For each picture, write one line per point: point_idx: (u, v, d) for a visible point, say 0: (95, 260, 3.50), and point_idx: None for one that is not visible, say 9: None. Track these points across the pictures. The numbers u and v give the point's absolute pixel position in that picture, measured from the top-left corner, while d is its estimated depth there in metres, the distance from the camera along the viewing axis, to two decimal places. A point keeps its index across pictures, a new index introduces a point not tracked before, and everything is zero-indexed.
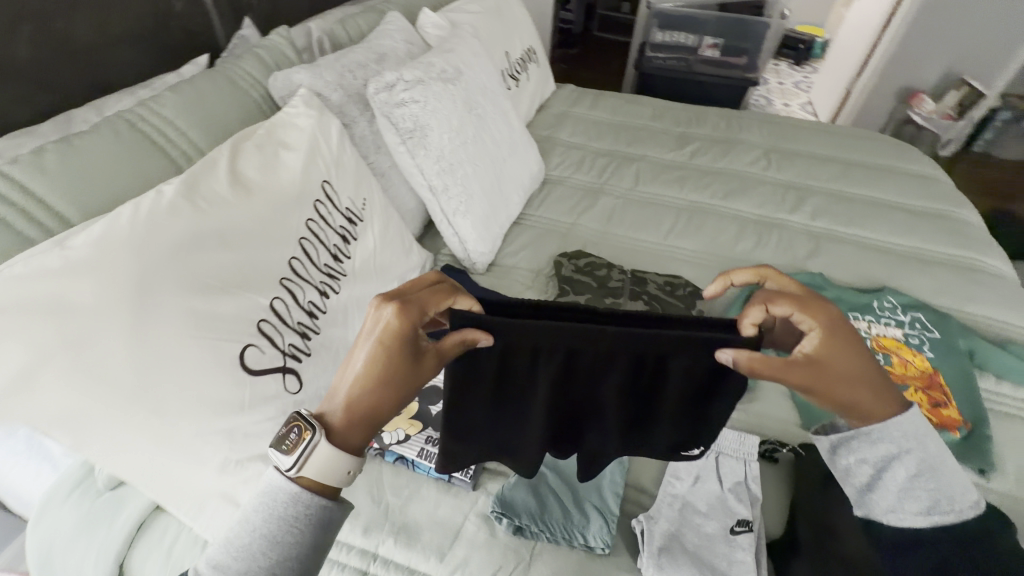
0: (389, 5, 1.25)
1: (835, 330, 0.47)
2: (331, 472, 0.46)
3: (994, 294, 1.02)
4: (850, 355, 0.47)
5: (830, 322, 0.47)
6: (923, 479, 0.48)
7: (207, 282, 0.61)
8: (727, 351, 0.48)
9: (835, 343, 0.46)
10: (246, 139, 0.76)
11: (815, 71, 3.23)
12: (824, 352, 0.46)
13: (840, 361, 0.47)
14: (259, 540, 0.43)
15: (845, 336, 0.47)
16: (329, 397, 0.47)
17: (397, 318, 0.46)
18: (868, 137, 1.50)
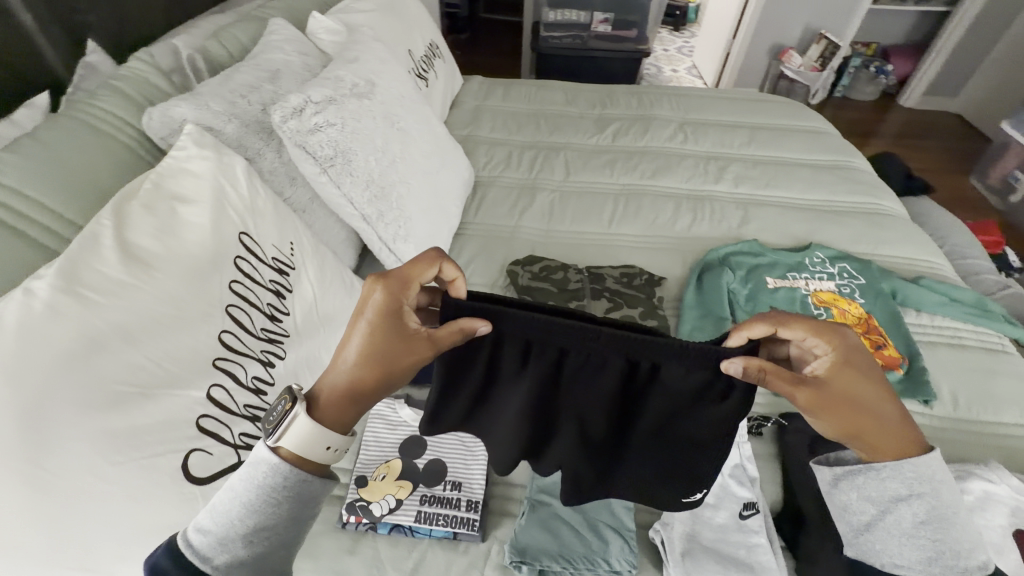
0: (268, 11, 1.10)
1: (845, 357, 0.47)
2: (309, 446, 0.45)
3: (895, 234, 1.14)
4: (860, 385, 0.47)
5: (845, 349, 0.47)
6: (929, 526, 0.49)
7: (121, 390, 0.49)
8: (735, 362, 0.47)
9: (845, 369, 0.47)
10: (131, 198, 0.62)
11: (693, 35, 3.41)
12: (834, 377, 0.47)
13: (848, 387, 0.47)
14: (240, 509, 0.43)
15: (855, 366, 0.47)
16: (321, 380, 0.48)
17: (382, 293, 0.48)
18: (764, 100, 1.60)
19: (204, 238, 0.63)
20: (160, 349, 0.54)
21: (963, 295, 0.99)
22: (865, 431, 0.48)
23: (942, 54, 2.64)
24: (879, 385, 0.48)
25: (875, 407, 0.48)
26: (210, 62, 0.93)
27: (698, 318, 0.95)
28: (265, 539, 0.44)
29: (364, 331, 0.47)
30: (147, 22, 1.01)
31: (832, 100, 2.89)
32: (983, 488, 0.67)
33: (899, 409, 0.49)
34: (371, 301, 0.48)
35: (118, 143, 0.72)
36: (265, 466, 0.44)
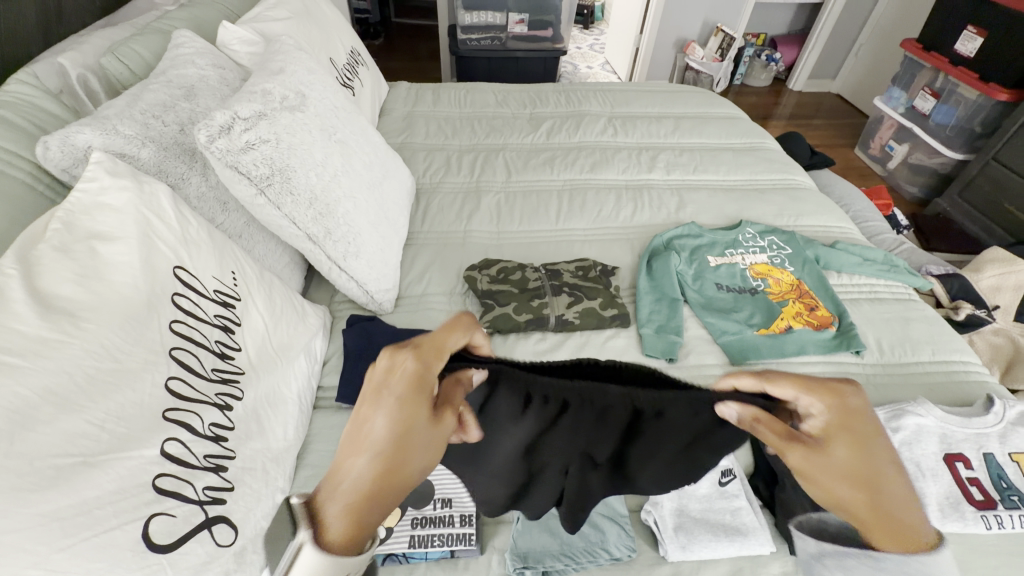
0: (170, 22, 1.00)
1: (844, 416, 0.42)
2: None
3: (810, 205, 1.26)
4: (869, 453, 0.41)
5: (841, 408, 0.43)
6: None
7: (61, 462, 0.42)
8: (731, 406, 0.46)
9: (840, 432, 0.42)
10: (39, 242, 0.54)
11: (603, 33, 3.55)
12: (826, 434, 0.42)
13: (851, 451, 0.41)
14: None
15: (859, 429, 0.42)
16: (329, 483, 0.33)
17: (417, 362, 0.39)
18: (681, 91, 1.70)
19: (134, 278, 0.56)
20: (100, 409, 0.47)
21: (874, 255, 1.11)
22: (877, 512, 0.40)
23: (822, 41, 2.93)
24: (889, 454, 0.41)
25: (886, 484, 0.40)
26: (106, 80, 0.85)
27: (654, 302, 0.99)
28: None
29: (398, 405, 0.36)
30: (22, 40, 0.89)
31: (733, 88, 3.14)
32: (915, 422, 0.76)
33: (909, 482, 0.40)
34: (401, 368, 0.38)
35: (10, 182, 0.64)
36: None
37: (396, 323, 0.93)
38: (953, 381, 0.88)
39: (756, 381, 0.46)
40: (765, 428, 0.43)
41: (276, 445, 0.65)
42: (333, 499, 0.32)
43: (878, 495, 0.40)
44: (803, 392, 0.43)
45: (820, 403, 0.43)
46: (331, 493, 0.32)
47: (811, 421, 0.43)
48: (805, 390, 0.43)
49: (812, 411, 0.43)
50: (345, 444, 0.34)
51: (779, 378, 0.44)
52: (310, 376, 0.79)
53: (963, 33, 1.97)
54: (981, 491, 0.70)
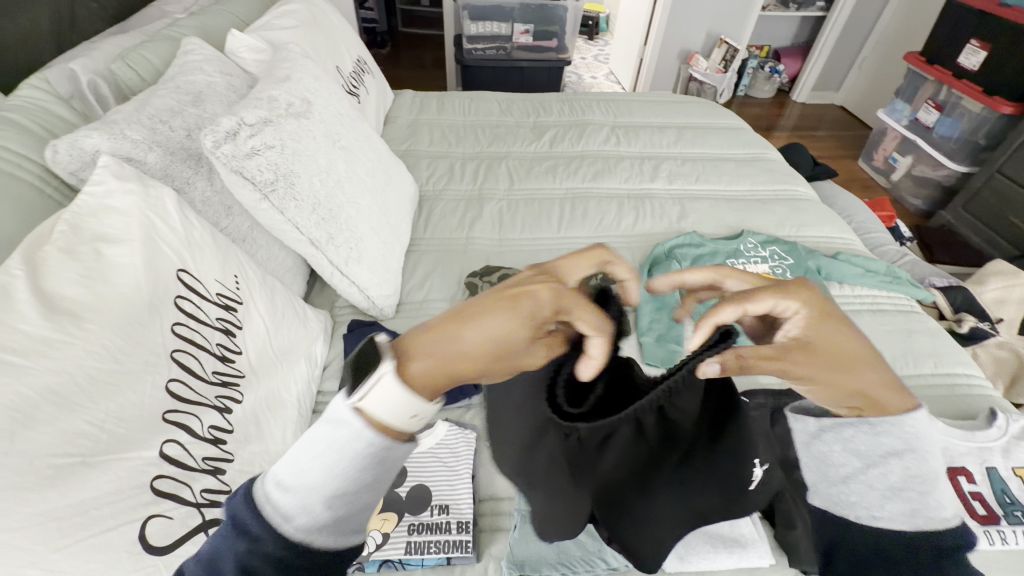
0: (180, 30, 1.02)
1: (823, 308, 0.37)
2: (395, 413, 0.35)
3: (812, 216, 1.26)
4: (847, 339, 0.38)
5: (819, 301, 0.37)
6: (918, 480, 0.45)
7: (61, 461, 0.43)
8: (713, 362, 0.42)
9: (820, 325, 0.37)
10: (45, 244, 0.55)
11: (607, 44, 3.58)
12: (818, 338, 0.37)
13: (831, 343, 0.38)
14: (320, 473, 0.35)
15: (835, 315, 0.38)
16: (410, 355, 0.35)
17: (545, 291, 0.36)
18: (685, 101, 1.71)
19: (138, 280, 0.57)
20: (101, 409, 0.47)
21: (876, 266, 1.11)
22: (873, 395, 0.42)
23: (825, 53, 2.95)
24: (855, 333, 0.39)
25: (870, 361, 0.40)
26: (116, 85, 0.87)
27: (655, 311, 0.98)
28: (347, 504, 0.36)
29: (510, 317, 0.35)
30: (36, 46, 0.90)
31: (736, 99, 3.15)
32: None
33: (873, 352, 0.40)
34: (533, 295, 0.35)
35: (19, 184, 0.65)
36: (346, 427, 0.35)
37: (397, 329, 0.93)
38: (956, 394, 0.88)
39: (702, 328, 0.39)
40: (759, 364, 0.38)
41: (274, 449, 0.65)
42: (417, 350, 0.34)
43: (861, 378, 0.40)
44: (778, 298, 0.37)
45: (801, 305, 0.37)
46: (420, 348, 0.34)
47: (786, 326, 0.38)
48: (779, 298, 0.36)
49: (788, 315, 0.37)
50: (441, 320, 0.35)
51: (755, 293, 0.37)
52: (310, 380, 0.79)
53: (966, 46, 1.98)
54: (983, 505, 0.70)
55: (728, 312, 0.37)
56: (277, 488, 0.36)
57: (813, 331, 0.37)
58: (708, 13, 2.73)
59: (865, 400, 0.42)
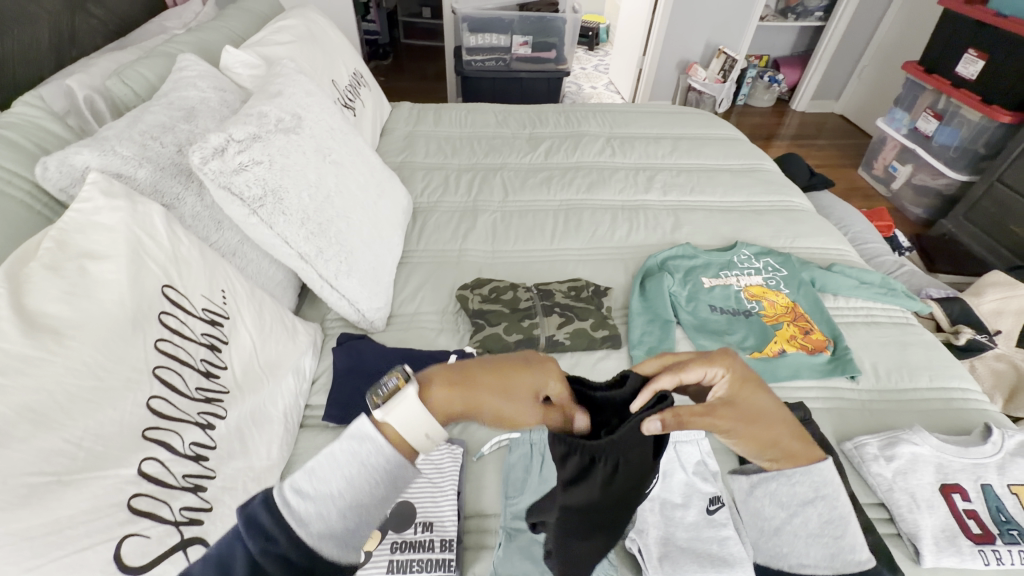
0: (176, 46, 1.04)
1: (741, 375, 0.44)
2: (413, 429, 0.37)
3: (807, 227, 1.26)
4: (764, 401, 0.45)
5: (741, 368, 0.44)
6: (834, 525, 0.48)
7: (36, 480, 0.43)
8: (655, 420, 0.44)
9: (748, 386, 0.45)
10: (30, 261, 0.55)
11: (607, 54, 3.60)
12: (738, 398, 0.43)
13: (755, 404, 0.44)
14: (340, 480, 0.36)
15: (754, 380, 0.45)
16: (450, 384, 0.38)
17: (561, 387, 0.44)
18: (681, 112, 1.71)
19: (122, 296, 0.57)
20: (79, 427, 0.47)
21: (871, 278, 1.10)
22: (788, 448, 0.47)
23: (823, 63, 2.96)
24: (773, 400, 0.46)
25: (784, 418, 0.46)
26: (112, 102, 0.88)
27: (646, 324, 0.98)
28: (359, 516, 0.37)
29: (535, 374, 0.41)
30: (34, 61, 0.92)
31: (735, 108, 3.16)
32: (909, 451, 0.74)
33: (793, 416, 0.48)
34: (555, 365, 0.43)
35: (9, 200, 0.65)
36: (370, 441, 0.37)
37: (387, 342, 0.93)
38: (952, 409, 0.86)
39: (647, 392, 0.45)
40: (691, 418, 0.43)
41: (258, 465, 0.65)
42: (445, 383, 0.38)
43: (777, 431, 0.45)
44: (703, 367, 0.44)
45: (721, 374, 0.44)
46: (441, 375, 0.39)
47: (714, 387, 0.45)
48: (705, 365, 0.44)
49: (716, 380, 0.45)
50: (473, 368, 0.40)
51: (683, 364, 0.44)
52: (298, 395, 0.79)
53: (964, 56, 1.98)
54: (978, 524, 0.68)
55: (663, 379, 0.45)
56: (294, 493, 0.37)
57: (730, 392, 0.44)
58: (706, 24, 2.75)
59: (782, 454, 0.47)
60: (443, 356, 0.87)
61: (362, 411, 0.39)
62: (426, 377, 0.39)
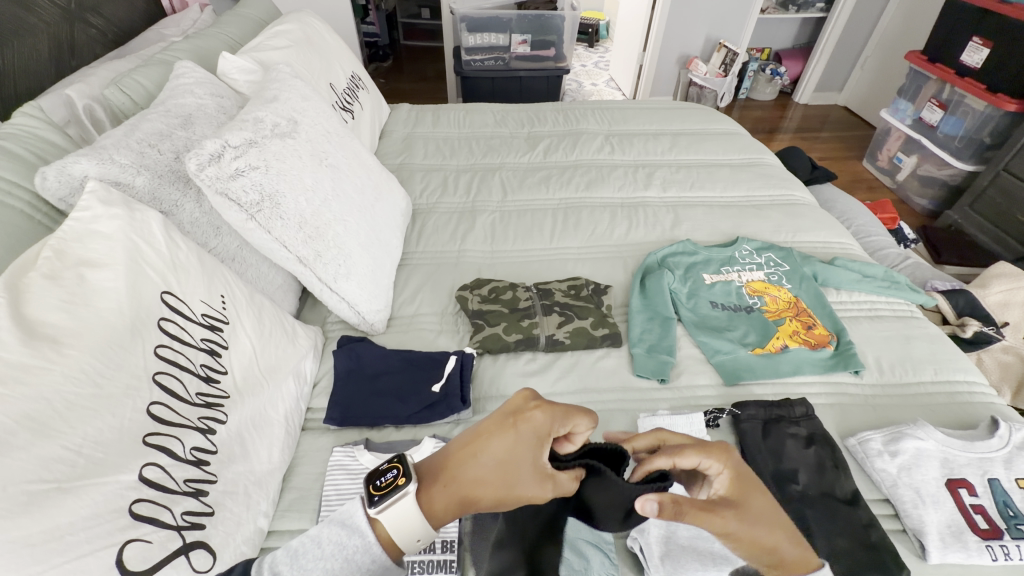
0: (173, 53, 1.04)
1: (737, 471, 0.50)
2: (401, 533, 0.47)
3: (809, 221, 1.25)
4: (758, 504, 0.49)
5: (736, 464, 0.51)
6: None
7: (37, 486, 0.43)
8: (651, 499, 0.45)
9: (743, 485, 0.50)
10: (29, 271, 0.56)
11: (607, 50, 3.59)
12: (734, 495, 0.49)
13: (748, 500, 0.49)
14: (321, 572, 0.45)
15: (746, 481, 0.50)
16: (446, 482, 0.48)
17: (542, 417, 0.50)
18: (681, 108, 1.70)
19: (120, 304, 0.58)
20: (78, 434, 0.48)
21: (874, 271, 1.09)
22: (777, 554, 0.47)
23: (825, 55, 2.93)
24: (769, 502, 0.50)
25: (777, 525, 0.49)
26: (110, 110, 0.89)
27: (646, 321, 0.97)
28: None
29: (508, 441, 0.48)
30: (34, 73, 0.93)
31: (737, 103, 3.14)
32: (914, 446, 0.73)
33: (786, 520, 0.50)
34: (530, 421, 0.50)
35: (11, 212, 0.66)
36: (359, 538, 0.46)
37: (387, 344, 0.93)
38: (957, 403, 0.85)
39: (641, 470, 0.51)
40: (690, 508, 0.45)
41: (259, 469, 0.66)
42: (440, 483, 0.48)
43: (771, 535, 0.47)
44: (702, 456, 0.50)
45: (717, 467, 0.50)
46: (438, 470, 0.49)
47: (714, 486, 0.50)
48: (703, 455, 0.50)
49: (715, 472, 0.50)
50: (460, 449, 0.50)
51: (683, 449, 0.51)
52: (299, 398, 0.79)
53: (969, 44, 1.95)
54: (986, 519, 0.67)
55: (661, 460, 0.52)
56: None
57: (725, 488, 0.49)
58: (705, 18, 2.73)
59: (771, 557, 0.48)
60: (443, 358, 0.87)
61: (356, 506, 0.48)
62: (425, 479, 0.49)
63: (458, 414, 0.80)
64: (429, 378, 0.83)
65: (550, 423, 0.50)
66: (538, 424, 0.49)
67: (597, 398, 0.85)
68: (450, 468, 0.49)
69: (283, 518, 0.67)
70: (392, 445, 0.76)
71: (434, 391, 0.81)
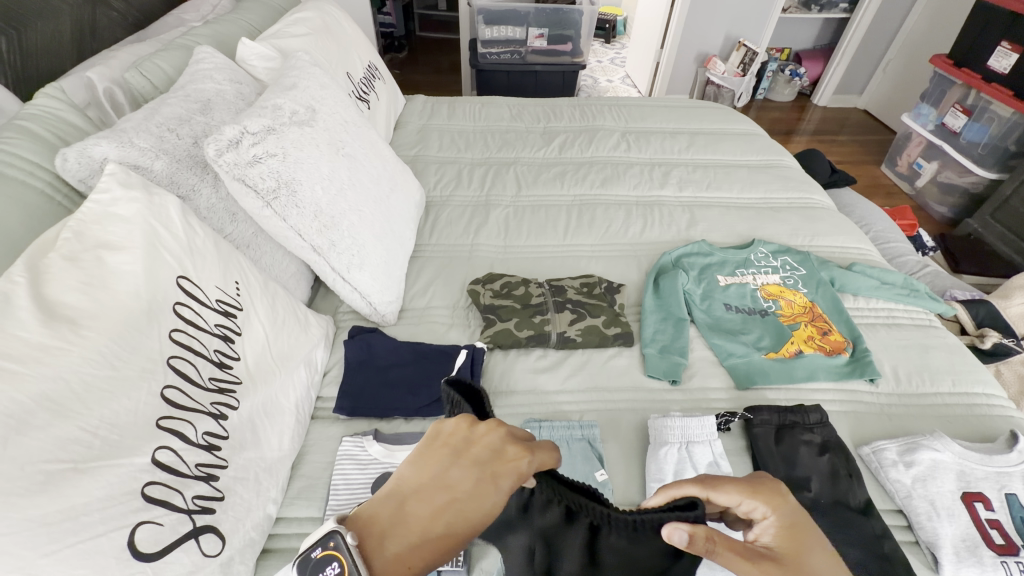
0: (194, 38, 1.04)
1: (788, 519, 0.43)
2: None
3: (827, 225, 1.23)
4: (820, 566, 0.41)
5: (787, 515, 0.43)
6: None
7: (50, 467, 0.43)
8: (680, 529, 0.41)
9: (791, 535, 0.42)
10: (49, 252, 0.56)
11: (624, 47, 3.55)
12: (784, 547, 0.41)
13: (801, 557, 0.41)
14: None
15: (808, 534, 0.43)
16: (395, 544, 0.35)
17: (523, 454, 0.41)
18: (700, 107, 1.67)
19: (137, 287, 0.58)
20: (94, 415, 0.48)
21: (893, 278, 1.07)
22: None
23: (847, 56, 2.87)
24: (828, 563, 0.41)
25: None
26: (131, 94, 0.89)
27: (659, 322, 0.97)
28: None
29: (483, 480, 0.38)
30: (56, 54, 0.93)
31: (755, 103, 3.09)
32: (930, 457, 0.72)
33: None
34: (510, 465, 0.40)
35: (32, 192, 0.67)
36: None
37: (398, 336, 0.93)
38: (974, 415, 0.84)
39: (664, 495, 0.48)
40: (724, 547, 0.40)
41: (270, 456, 0.66)
42: (388, 542, 0.35)
43: None
44: (745, 496, 0.44)
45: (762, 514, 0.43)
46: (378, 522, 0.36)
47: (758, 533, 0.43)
48: (746, 495, 0.44)
49: (759, 518, 0.44)
50: (417, 490, 0.37)
51: (723, 482, 0.45)
52: (309, 386, 0.79)
53: (997, 49, 1.90)
54: (1002, 534, 0.66)
55: (693, 488, 0.47)
56: None
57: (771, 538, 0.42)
58: (726, 15, 2.68)
59: None
60: (454, 351, 0.87)
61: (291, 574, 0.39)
62: (369, 545, 0.35)
63: None
64: (440, 371, 0.83)
65: (526, 461, 0.41)
66: (519, 467, 0.40)
67: (608, 397, 0.85)
68: (399, 523, 0.36)
69: (292, 506, 0.68)
70: (400, 437, 0.76)
71: None
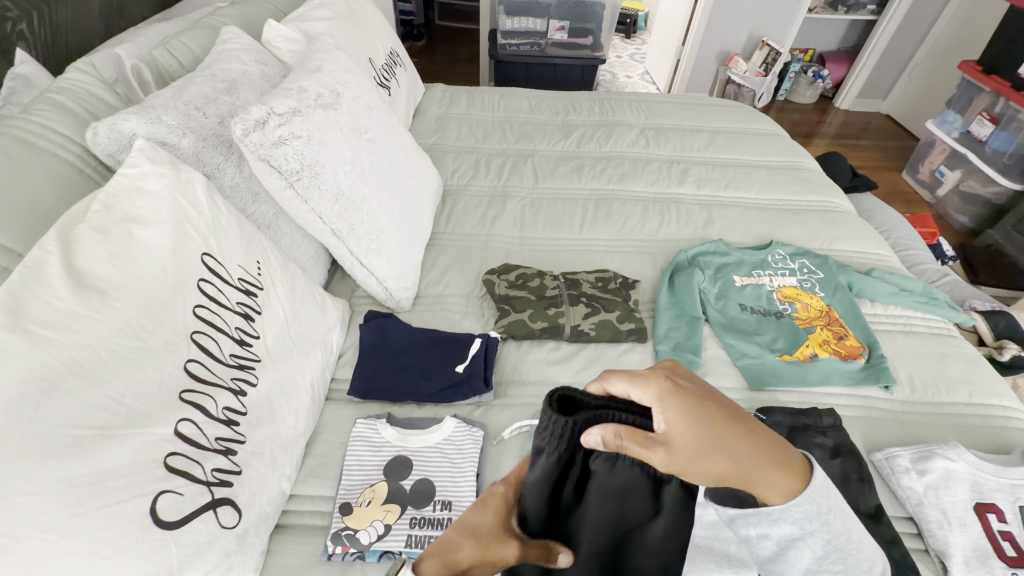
0: (220, 19, 1.05)
1: (693, 412, 0.39)
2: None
3: (846, 229, 1.22)
4: (721, 450, 0.38)
5: (677, 412, 0.39)
6: (828, 560, 0.41)
7: (79, 433, 0.44)
8: (592, 433, 0.39)
9: (694, 423, 0.39)
10: (79, 223, 0.57)
11: (644, 43, 3.51)
12: (682, 439, 0.38)
13: (702, 449, 0.38)
14: None
15: (713, 429, 0.39)
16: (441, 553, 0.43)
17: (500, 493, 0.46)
18: (721, 105, 1.65)
19: (163, 262, 0.59)
20: (120, 384, 0.49)
21: (912, 285, 1.05)
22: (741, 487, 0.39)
23: (873, 59, 2.82)
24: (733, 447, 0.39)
25: (746, 450, 0.39)
26: (158, 71, 0.90)
27: (673, 319, 0.96)
28: None
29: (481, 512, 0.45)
30: (83, 29, 0.94)
31: (776, 104, 3.05)
32: (944, 466, 0.71)
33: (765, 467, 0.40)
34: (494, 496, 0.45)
35: (63, 165, 0.68)
36: None
37: (412, 322, 0.93)
38: (989, 426, 0.83)
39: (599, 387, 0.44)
40: (629, 445, 0.38)
41: (285, 433, 0.67)
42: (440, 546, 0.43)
43: (738, 472, 0.39)
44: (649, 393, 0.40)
45: (675, 401, 0.39)
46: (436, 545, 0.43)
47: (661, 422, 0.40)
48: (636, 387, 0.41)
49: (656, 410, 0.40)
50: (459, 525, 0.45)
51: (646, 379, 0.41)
52: (325, 367, 0.80)
53: None
54: (1014, 547, 0.65)
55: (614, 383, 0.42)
56: None
57: (690, 430, 0.38)
58: (751, 14, 2.64)
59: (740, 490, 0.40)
60: (468, 339, 0.88)
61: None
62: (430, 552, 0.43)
63: (479, 397, 0.81)
64: (453, 358, 0.84)
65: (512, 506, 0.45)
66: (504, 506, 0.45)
67: None
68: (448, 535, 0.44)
69: (306, 484, 0.69)
70: (413, 421, 0.76)
71: (457, 371, 0.82)
